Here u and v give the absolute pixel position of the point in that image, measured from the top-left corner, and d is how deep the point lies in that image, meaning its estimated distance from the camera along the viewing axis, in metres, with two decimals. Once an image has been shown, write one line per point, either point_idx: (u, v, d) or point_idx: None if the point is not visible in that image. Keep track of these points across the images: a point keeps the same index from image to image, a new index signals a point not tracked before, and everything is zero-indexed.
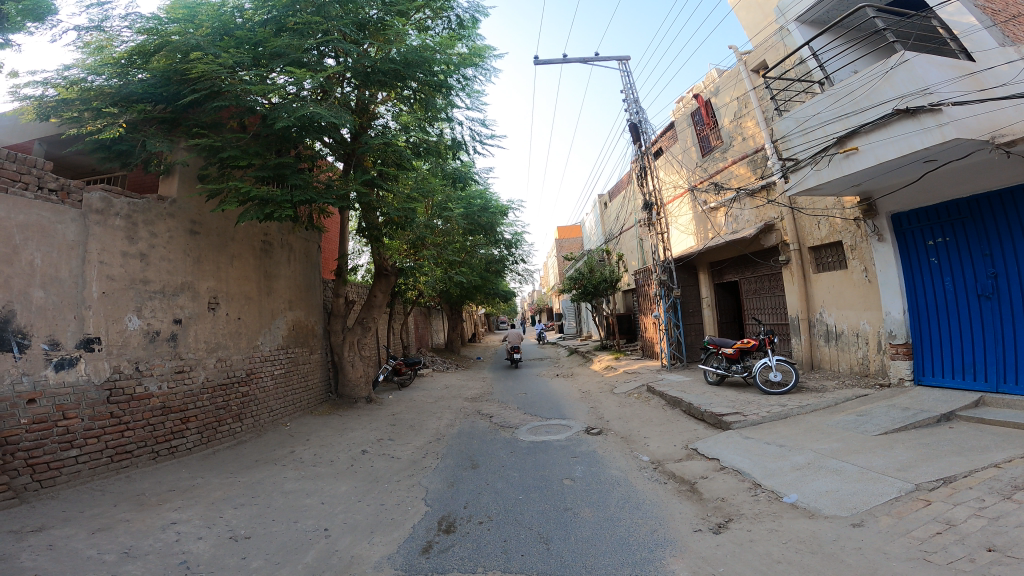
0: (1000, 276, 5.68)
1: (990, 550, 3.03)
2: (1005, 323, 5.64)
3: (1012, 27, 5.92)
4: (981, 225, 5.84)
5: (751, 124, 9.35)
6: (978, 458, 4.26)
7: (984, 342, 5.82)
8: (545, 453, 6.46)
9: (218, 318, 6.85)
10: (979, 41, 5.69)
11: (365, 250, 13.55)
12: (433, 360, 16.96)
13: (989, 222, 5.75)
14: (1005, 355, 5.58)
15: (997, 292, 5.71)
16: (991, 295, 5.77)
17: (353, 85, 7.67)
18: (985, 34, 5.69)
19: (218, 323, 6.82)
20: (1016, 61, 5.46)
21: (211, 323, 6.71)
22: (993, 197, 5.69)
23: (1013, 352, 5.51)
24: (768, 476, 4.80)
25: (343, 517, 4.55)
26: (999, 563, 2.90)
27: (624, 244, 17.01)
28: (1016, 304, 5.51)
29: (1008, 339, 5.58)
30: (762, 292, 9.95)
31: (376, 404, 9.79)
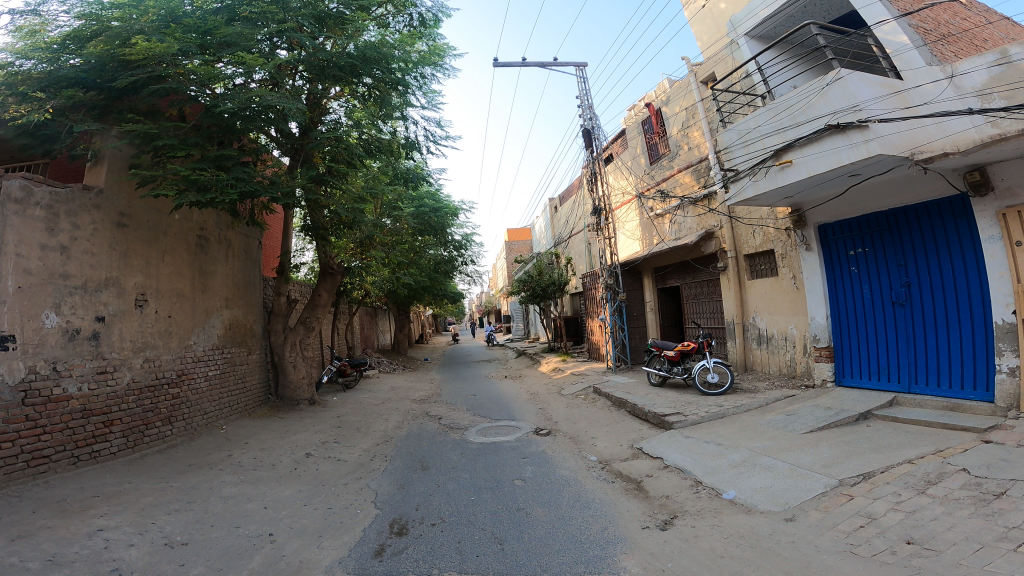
0: (913, 285, 6.09)
1: (909, 542, 3.28)
2: (915, 329, 6.07)
3: (941, 47, 6.24)
4: (897, 237, 6.25)
5: (697, 134, 9.68)
6: (894, 454, 4.57)
7: (897, 345, 6.25)
8: (494, 454, 6.53)
9: (146, 317, 6.59)
10: (909, 60, 5.82)
11: (310, 248, 13.18)
12: (381, 361, 16.73)
13: (904, 234, 6.15)
14: (916, 358, 6.01)
15: (910, 300, 6.13)
16: (903, 302, 6.20)
17: (305, 77, 7.60)
18: (915, 54, 5.81)
19: (145, 322, 6.57)
20: (941, 80, 5.52)
21: (138, 322, 6.45)
22: (909, 212, 6.08)
23: (923, 355, 5.94)
24: (708, 474, 5.01)
25: (287, 521, 4.49)
26: (918, 554, 3.14)
27: (573, 248, 17.21)
28: (927, 312, 5.93)
29: (918, 344, 6.01)
30: (701, 297, 10.31)
31: (319, 407, 9.61)
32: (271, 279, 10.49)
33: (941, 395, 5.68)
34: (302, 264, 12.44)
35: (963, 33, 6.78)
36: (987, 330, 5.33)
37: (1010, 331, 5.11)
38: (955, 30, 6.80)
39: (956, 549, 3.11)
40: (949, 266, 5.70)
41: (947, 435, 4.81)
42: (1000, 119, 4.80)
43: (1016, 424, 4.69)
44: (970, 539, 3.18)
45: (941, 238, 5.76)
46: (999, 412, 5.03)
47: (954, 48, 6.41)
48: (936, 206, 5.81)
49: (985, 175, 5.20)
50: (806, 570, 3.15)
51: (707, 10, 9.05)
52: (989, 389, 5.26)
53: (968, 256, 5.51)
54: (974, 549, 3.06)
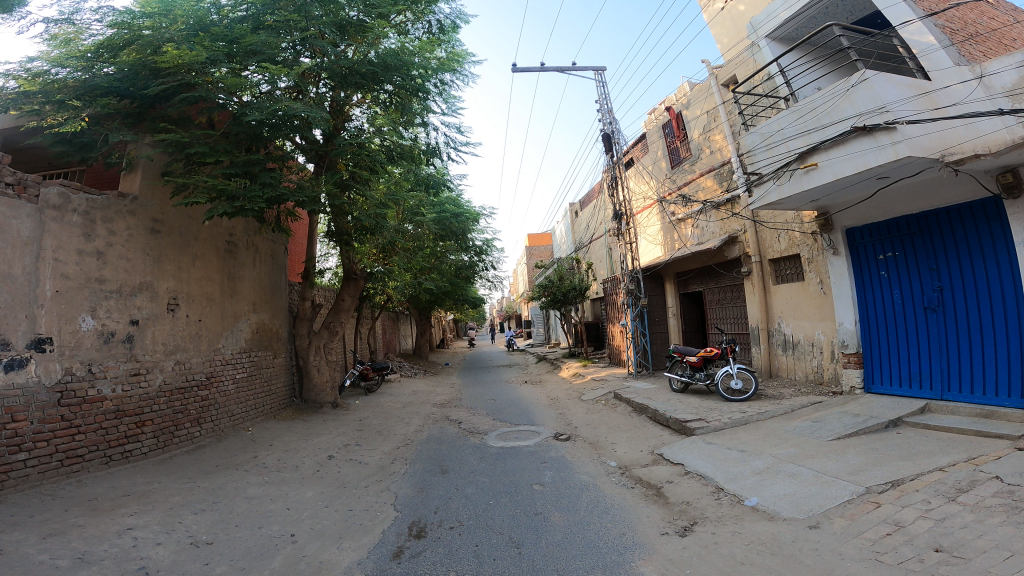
0: (945, 290, 5.96)
1: (937, 551, 3.21)
2: (948, 334, 5.93)
3: (969, 46, 6.13)
4: (928, 240, 6.12)
5: (718, 138, 9.61)
6: (924, 462, 4.47)
7: (929, 351, 6.12)
8: (516, 458, 6.53)
9: (178, 320, 6.72)
10: (937, 60, 5.72)
11: (332, 253, 13.33)
12: (401, 365, 16.82)
13: (936, 237, 6.02)
14: (950, 364, 5.88)
15: (942, 304, 6.00)
16: (936, 308, 6.06)
17: (328, 84, 7.73)
18: (943, 53, 5.71)
19: (177, 325, 6.70)
20: (970, 80, 5.44)
21: (170, 325, 6.58)
22: (941, 215, 5.96)
23: (956, 361, 5.81)
24: (730, 480, 4.96)
25: (309, 522, 4.54)
26: (946, 563, 3.07)
27: (594, 253, 17.17)
28: (960, 317, 5.80)
29: (951, 349, 5.88)
30: (725, 302, 10.21)
31: (341, 410, 9.70)
32: (295, 284, 10.63)
33: (974, 402, 5.55)
34: (324, 269, 12.59)
35: (991, 32, 6.66)
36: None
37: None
38: (983, 30, 6.67)
39: (985, 557, 3.03)
40: (984, 270, 5.56)
41: (979, 443, 4.69)
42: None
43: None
44: (1001, 547, 3.10)
45: (975, 241, 5.62)
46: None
47: (983, 48, 6.28)
48: (970, 208, 5.68)
49: (1017, 177, 5.08)
50: None
51: (727, 13, 9.01)
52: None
53: (1004, 259, 5.37)
54: (1004, 557, 2.99)
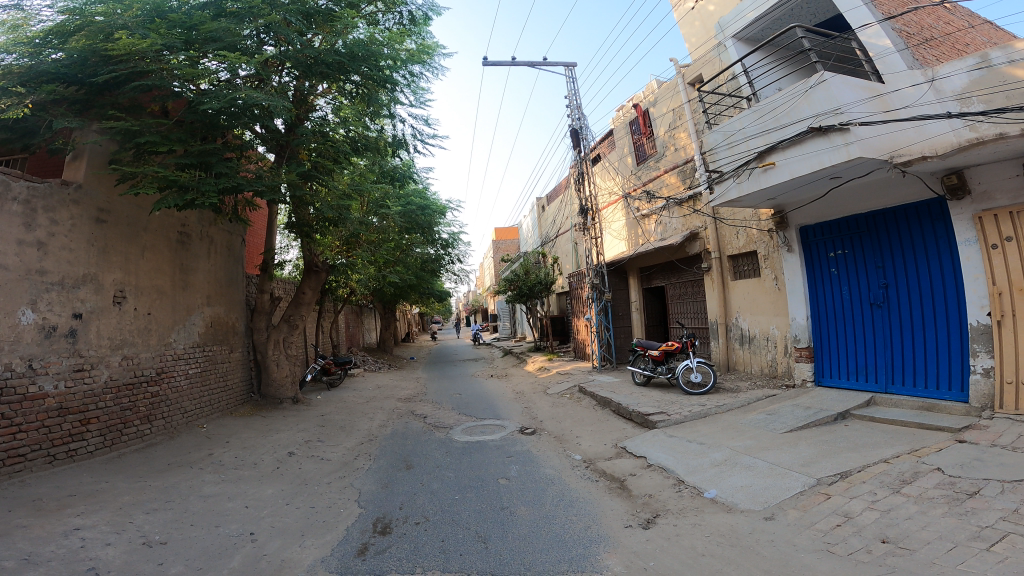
0: (890, 287, 6.19)
1: (884, 541, 3.33)
2: (893, 330, 6.16)
3: (923, 50, 6.33)
4: (875, 239, 6.34)
5: (683, 135, 9.74)
6: (871, 453, 4.64)
7: (875, 346, 6.35)
8: (480, 453, 6.53)
9: (124, 313, 6.50)
10: (891, 63, 5.87)
11: (293, 245, 13.07)
12: (365, 359, 16.64)
13: (883, 236, 6.25)
14: (893, 358, 6.12)
15: (887, 301, 6.23)
16: (882, 304, 6.29)
17: (292, 74, 7.56)
18: (897, 57, 5.87)
19: (124, 319, 6.48)
20: (921, 83, 5.47)
21: (117, 319, 6.37)
22: (887, 214, 6.18)
23: (900, 356, 6.05)
24: (690, 472, 5.06)
25: (269, 520, 4.46)
26: (893, 553, 3.19)
27: (560, 248, 17.26)
28: (903, 313, 6.04)
29: (895, 344, 6.12)
30: (686, 297, 10.38)
31: (302, 405, 9.55)
32: (255, 277, 10.40)
33: (916, 395, 5.79)
34: (285, 262, 12.35)
35: (945, 37, 6.89)
36: (962, 331, 5.43)
37: (983, 332, 5.20)
38: (937, 34, 6.89)
39: (929, 548, 3.16)
40: (926, 267, 5.79)
41: (922, 435, 4.89)
42: (976, 123, 4.87)
43: (989, 424, 4.77)
44: (943, 538, 3.24)
45: (918, 240, 5.85)
46: (973, 411, 5.15)
47: (936, 52, 6.49)
48: (914, 208, 5.90)
49: (962, 179, 5.26)
50: (786, 569, 3.18)
51: (697, 12, 9.11)
52: (964, 389, 5.35)
53: (945, 257, 5.59)
54: (946, 548, 3.12)
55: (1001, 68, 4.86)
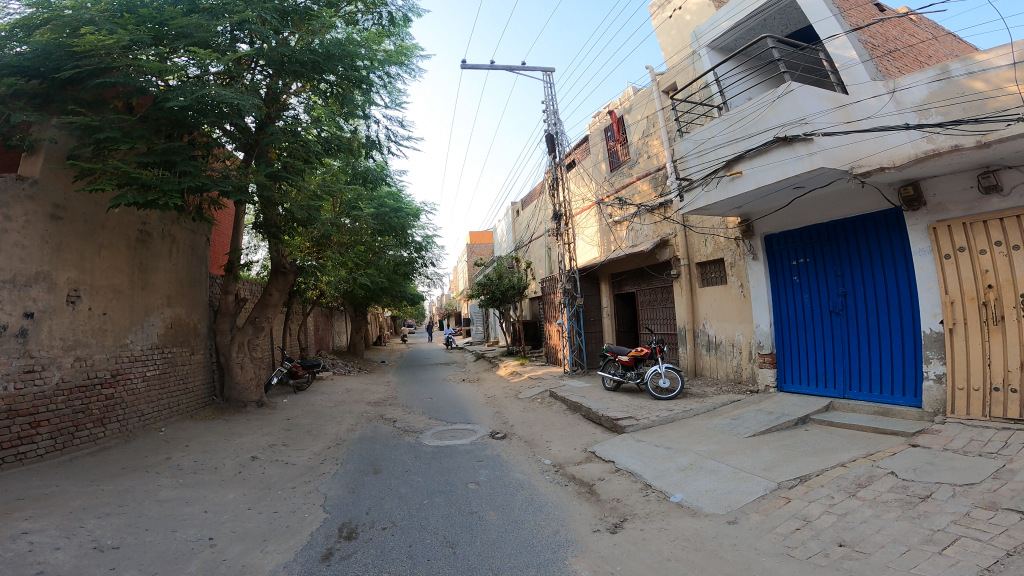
0: (849, 295, 6.37)
1: (840, 545, 3.41)
2: (851, 337, 6.34)
3: (887, 63, 6.51)
4: (835, 248, 6.52)
5: (655, 143, 9.87)
6: (829, 457, 4.75)
7: (834, 353, 6.51)
8: (450, 458, 6.49)
9: (79, 313, 6.32)
10: (855, 74, 5.99)
11: (261, 246, 12.87)
12: (335, 362, 16.43)
13: (842, 245, 6.42)
14: (851, 365, 6.29)
15: (845, 309, 6.41)
16: (840, 312, 6.46)
17: (265, 72, 7.47)
18: (861, 68, 6.00)
19: (79, 319, 6.30)
20: (882, 95, 5.67)
21: (70, 319, 6.18)
22: (846, 224, 6.36)
23: (857, 362, 6.22)
24: (656, 477, 5.11)
25: (230, 525, 4.37)
26: (849, 557, 3.26)
27: (533, 253, 17.30)
28: (861, 321, 6.22)
29: (853, 351, 6.29)
30: (656, 303, 10.49)
31: (267, 409, 9.39)
32: (219, 278, 10.19)
33: (873, 400, 5.97)
34: (252, 263, 12.13)
35: (909, 49, 7.11)
36: (916, 339, 5.62)
37: (936, 339, 5.38)
38: (901, 47, 7.09)
39: (884, 551, 3.24)
40: (882, 277, 5.98)
41: (877, 439, 5.02)
42: (934, 135, 5.02)
43: (941, 429, 4.93)
44: (897, 541, 3.32)
45: (875, 250, 6.03)
46: (927, 415, 5.35)
47: (899, 64, 6.68)
48: (871, 219, 6.09)
49: (918, 190, 5.42)
50: (747, 573, 3.23)
51: (674, 21, 9.25)
52: (918, 395, 5.54)
53: (900, 267, 5.78)
54: (900, 552, 3.20)
55: (960, 80, 5.07)
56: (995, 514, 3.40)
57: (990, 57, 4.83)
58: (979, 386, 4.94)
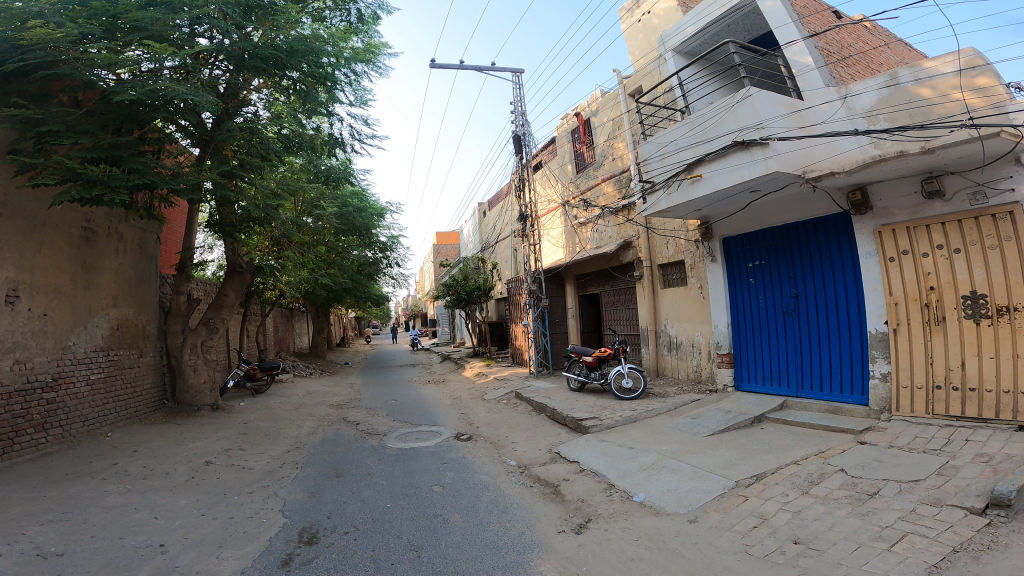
0: (800, 296, 6.56)
1: (796, 542, 3.49)
2: (802, 337, 6.53)
3: (841, 70, 6.70)
4: (787, 251, 6.70)
5: (621, 145, 9.98)
6: (783, 455, 4.86)
7: (787, 353, 6.70)
8: (414, 460, 6.43)
9: (18, 314, 6.07)
10: (810, 80, 6.17)
11: (217, 245, 12.55)
12: (296, 364, 16.10)
13: (794, 248, 6.61)
14: (803, 364, 6.48)
15: (797, 309, 6.59)
16: (793, 313, 6.65)
17: (224, 68, 7.29)
18: (816, 74, 6.17)
19: (17, 320, 6.05)
20: (835, 100, 5.92)
21: (9, 320, 5.93)
22: (798, 227, 6.55)
23: (808, 362, 6.41)
24: (619, 476, 5.15)
25: (183, 531, 4.24)
26: (804, 554, 3.34)
27: (500, 254, 17.29)
28: (812, 321, 6.42)
29: (804, 351, 6.49)
30: (619, 304, 10.60)
31: (223, 412, 9.16)
32: (171, 277, 9.86)
33: (823, 399, 6.17)
34: (206, 263, 11.81)
35: (862, 56, 7.36)
36: (862, 339, 5.83)
37: (882, 339, 5.58)
38: (857, 54, 7.31)
39: (837, 548, 3.33)
40: (832, 279, 6.17)
41: (828, 437, 5.18)
42: (881, 140, 5.23)
43: (888, 426, 5.11)
44: (849, 538, 3.42)
45: (825, 252, 6.23)
46: (873, 414, 5.56)
47: (851, 71, 6.88)
48: (821, 222, 6.28)
49: (865, 195, 5.61)
50: (708, 571, 3.28)
51: (641, 25, 9.36)
52: (864, 393, 5.76)
53: (848, 269, 5.98)
54: (853, 549, 3.29)
55: (908, 86, 5.29)
56: (940, 510, 3.53)
57: (936, 64, 5.05)
58: (922, 384, 5.15)
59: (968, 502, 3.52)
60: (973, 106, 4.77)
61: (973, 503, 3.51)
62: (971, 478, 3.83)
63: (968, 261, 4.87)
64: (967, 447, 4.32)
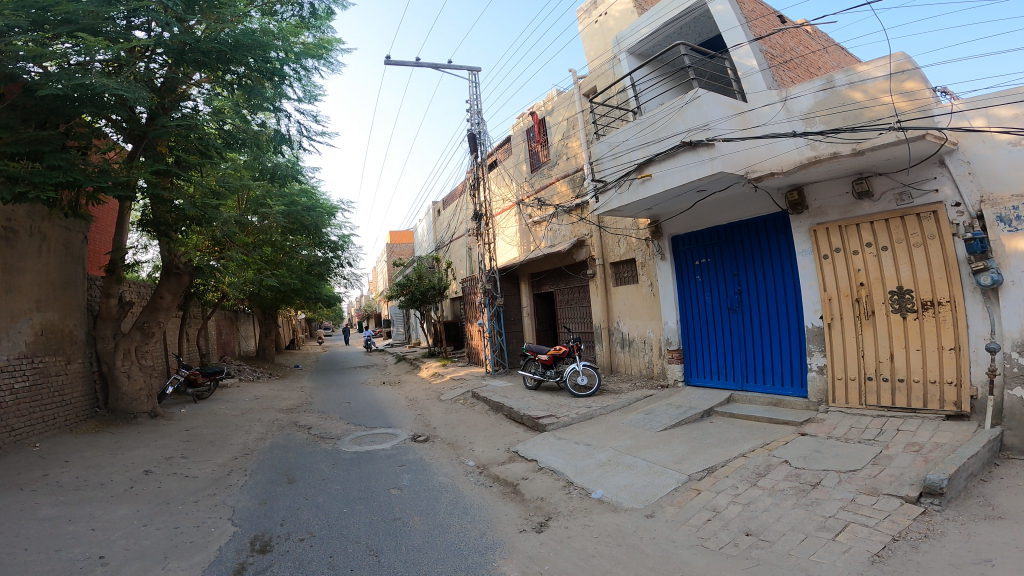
0: (744, 293, 6.89)
1: (747, 534, 3.68)
2: (747, 332, 6.86)
3: (782, 72, 7.08)
4: (732, 249, 7.02)
5: (574, 145, 10.13)
6: (731, 448, 5.11)
7: (732, 348, 7.02)
8: (370, 463, 6.34)
9: None
10: (754, 83, 6.44)
11: (152, 245, 11.95)
12: (240, 368, 15.52)
13: (738, 247, 6.93)
14: (747, 358, 6.81)
15: (742, 306, 6.92)
16: (737, 309, 6.97)
17: (163, 61, 6.93)
18: (759, 77, 6.46)
19: None
20: (775, 103, 6.09)
21: None
22: (742, 226, 6.87)
23: (752, 356, 6.75)
24: (577, 473, 5.26)
25: (125, 541, 4.06)
26: (755, 545, 3.53)
27: (454, 252, 17.22)
28: (755, 317, 6.75)
29: (748, 345, 6.82)
30: (572, 302, 10.77)
31: (161, 420, 8.75)
32: (100, 278, 9.30)
33: (767, 391, 6.52)
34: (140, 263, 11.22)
35: (802, 59, 7.78)
36: (801, 334, 6.19)
37: (818, 332, 5.96)
38: (795, 57, 7.71)
39: (786, 539, 3.53)
40: (773, 276, 6.52)
41: (770, 430, 5.49)
42: (818, 142, 5.40)
43: (825, 417, 5.44)
44: (796, 529, 3.63)
45: (767, 251, 6.57)
46: (812, 405, 5.91)
47: (791, 73, 7.29)
48: (763, 222, 6.61)
49: (801, 195, 5.96)
50: (668, 564, 3.42)
51: (597, 26, 9.52)
52: (804, 385, 6.12)
53: (788, 267, 6.33)
54: (800, 539, 3.50)
55: (843, 90, 5.50)
56: (878, 500, 3.79)
57: (869, 68, 5.23)
58: (855, 375, 5.53)
59: (902, 491, 3.77)
60: (901, 109, 4.98)
61: (907, 491, 3.76)
62: (904, 467, 4.13)
63: (895, 258, 5.23)
64: (898, 437, 4.66)
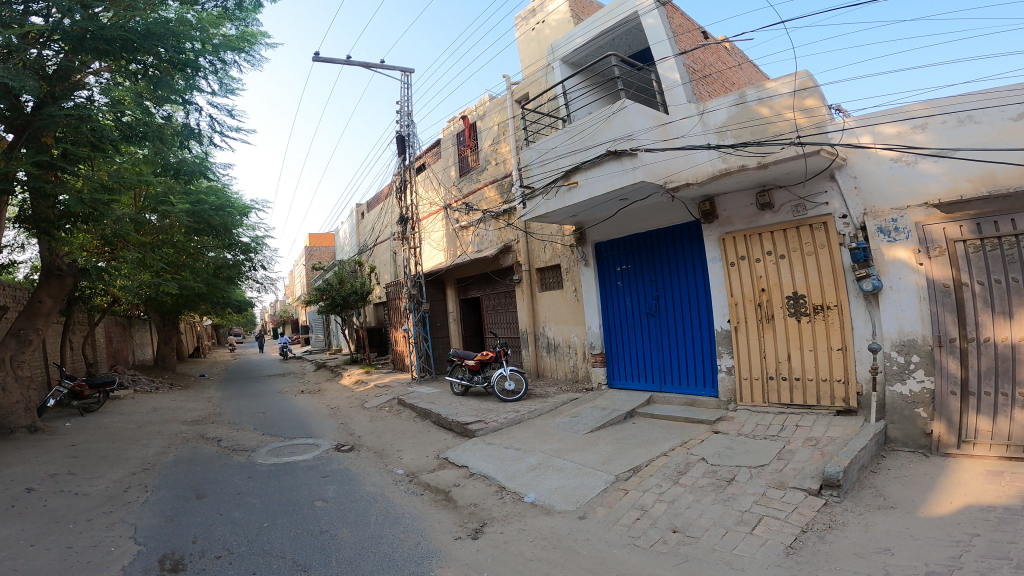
0: (661, 298, 7.20)
1: (675, 531, 3.83)
2: (664, 335, 7.17)
3: (701, 87, 7.48)
4: (650, 256, 7.32)
5: (504, 150, 10.20)
6: (654, 448, 5.32)
7: (650, 350, 7.31)
8: (290, 475, 6.03)
9: None
10: (676, 95, 6.77)
11: (30, 245, 10.77)
12: (136, 378, 14.30)
13: (655, 253, 7.24)
14: (664, 360, 7.12)
15: (659, 310, 7.23)
16: (655, 313, 7.27)
17: (59, 47, 6.29)
18: (681, 91, 6.80)
19: None
20: (693, 116, 6.46)
21: None
22: (659, 234, 7.18)
23: (669, 358, 7.06)
24: (508, 478, 5.27)
25: (7, 567, 3.61)
26: (683, 542, 3.68)
27: (377, 257, 16.80)
28: (671, 321, 7.08)
29: (665, 347, 7.12)
30: (499, 307, 10.81)
31: (43, 435, 7.88)
32: None
33: (683, 391, 6.84)
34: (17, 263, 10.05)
35: (719, 76, 8.24)
36: (712, 336, 6.55)
37: (727, 335, 6.33)
38: (713, 74, 8.15)
39: (709, 534, 3.71)
40: (686, 282, 6.86)
41: (688, 429, 5.76)
42: (727, 156, 5.85)
43: (735, 415, 5.79)
44: (718, 524, 3.82)
45: (681, 258, 6.90)
46: (722, 404, 6.27)
47: (709, 89, 7.72)
48: (678, 230, 6.94)
49: (713, 206, 6.31)
50: (603, 564, 3.49)
51: (533, 34, 9.66)
52: (715, 385, 6.47)
53: (700, 273, 6.68)
54: (723, 534, 3.70)
55: (753, 105, 5.87)
56: (785, 493, 4.07)
57: (776, 84, 5.62)
58: (758, 375, 5.92)
59: (806, 484, 4.08)
60: (800, 125, 5.38)
61: (811, 484, 4.07)
62: (805, 461, 4.46)
63: (791, 266, 5.68)
64: (799, 432, 5.03)
